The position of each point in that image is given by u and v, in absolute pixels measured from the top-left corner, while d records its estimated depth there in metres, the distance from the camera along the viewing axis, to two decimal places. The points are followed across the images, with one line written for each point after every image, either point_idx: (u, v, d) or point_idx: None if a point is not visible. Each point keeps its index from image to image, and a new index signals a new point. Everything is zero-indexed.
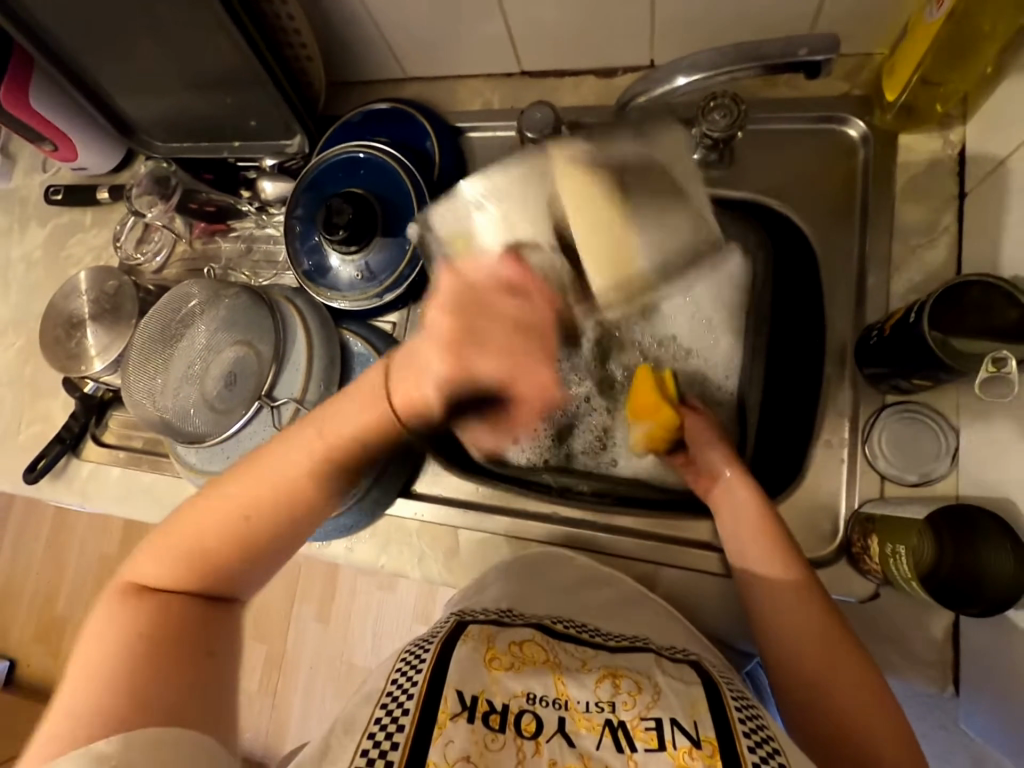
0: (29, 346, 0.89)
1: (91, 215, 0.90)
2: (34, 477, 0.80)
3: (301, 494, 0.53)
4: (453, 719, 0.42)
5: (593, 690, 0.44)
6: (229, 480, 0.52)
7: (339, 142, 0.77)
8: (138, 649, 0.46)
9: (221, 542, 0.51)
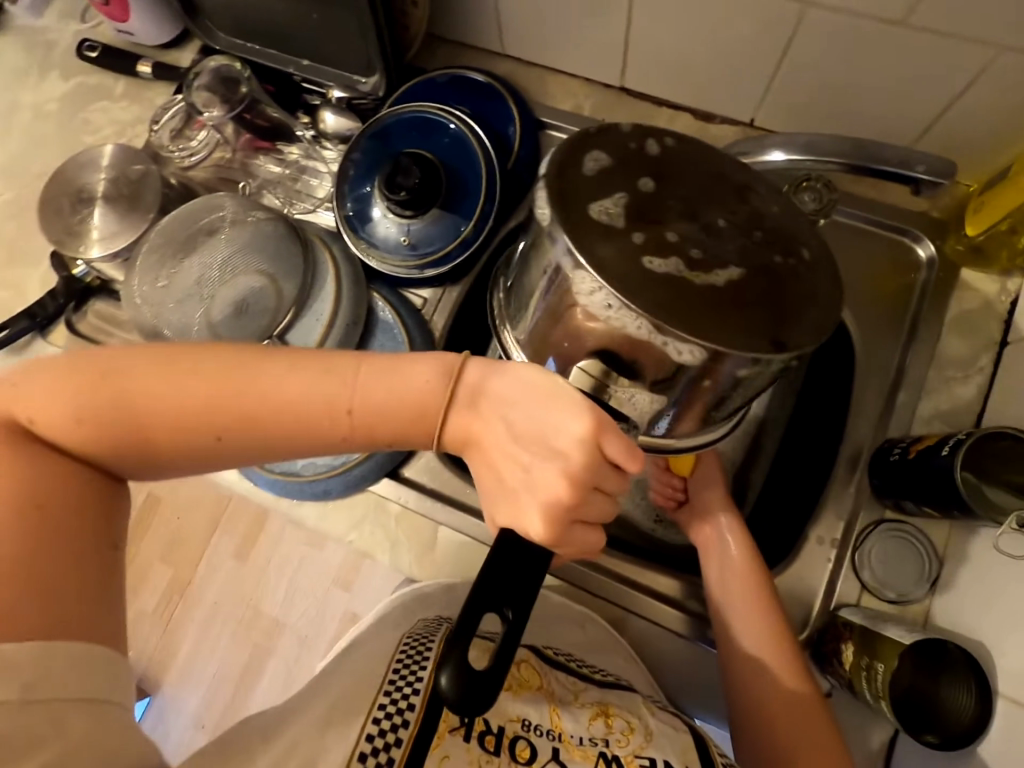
0: (18, 203, 0.80)
1: (123, 87, 0.82)
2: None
3: (283, 431, 0.48)
4: (452, 732, 0.44)
5: (587, 726, 0.47)
6: (207, 388, 0.47)
7: (418, 98, 0.73)
8: (22, 534, 0.43)
9: (151, 416, 0.47)
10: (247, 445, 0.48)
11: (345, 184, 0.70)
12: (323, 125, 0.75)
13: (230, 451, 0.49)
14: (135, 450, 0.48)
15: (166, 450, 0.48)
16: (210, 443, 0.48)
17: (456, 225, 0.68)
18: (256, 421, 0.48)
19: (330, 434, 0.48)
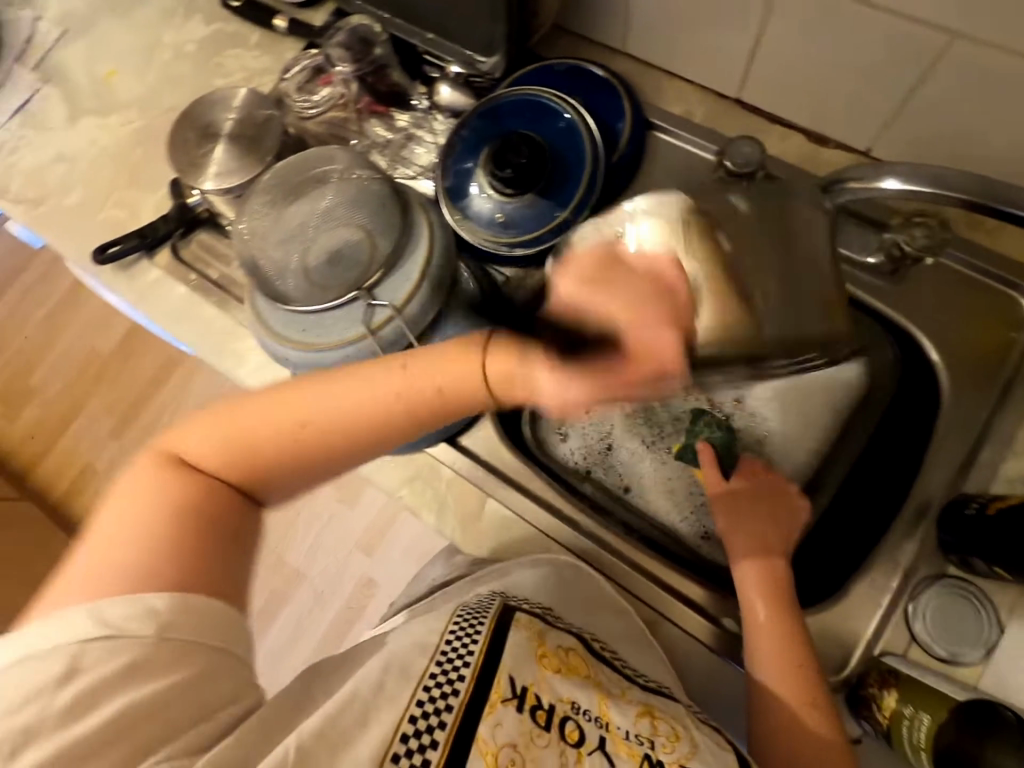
0: (148, 132, 0.86)
1: (257, 38, 0.87)
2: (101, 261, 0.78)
3: (371, 422, 0.51)
4: (505, 702, 0.45)
5: (633, 721, 0.47)
6: (308, 391, 0.51)
7: (532, 83, 0.75)
8: (166, 532, 0.46)
9: (271, 433, 0.50)
10: (340, 431, 0.51)
11: (450, 157, 0.72)
12: (438, 97, 0.77)
13: (336, 452, 0.51)
14: (255, 463, 0.51)
15: (276, 461, 0.51)
16: (312, 445, 0.51)
17: (552, 210, 0.69)
18: (349, 418, 0.51)
19: (420, 402, 0.51)
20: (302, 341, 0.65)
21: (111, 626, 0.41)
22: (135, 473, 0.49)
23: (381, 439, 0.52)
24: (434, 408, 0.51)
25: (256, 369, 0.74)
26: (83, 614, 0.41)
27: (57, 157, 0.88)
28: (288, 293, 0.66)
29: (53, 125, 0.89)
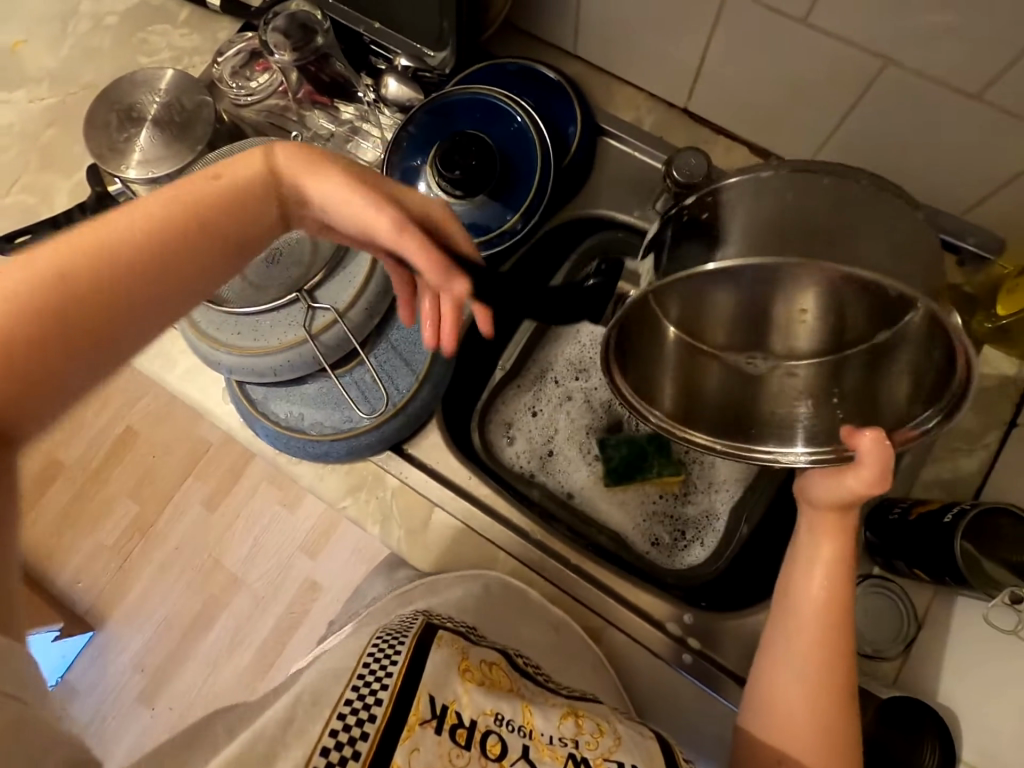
0: (61, 109, 0.79)
1: (187, 15, 0.82)
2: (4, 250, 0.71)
3: (159, 246, 0.40)
4: (422, 724, 0.42)
5: (556, 725, 0.46)
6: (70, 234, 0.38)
7: (482, 80, 0.73)
8: None
9: (32, 305, 0.36)
10: (127, 270, 0.39)
11: (397, 154, 0.70)
12: (385, 90, 0.75)
13: (136, 307, 0.39)
14: (19, 354, 0.35)
15: (58, 352, 0.37)
16: (89, 308, 0.37)
17: (504, 214, 0.68)
18: (133, 245, 0.39)
19: (193, 220, 0.42)
20: (234, 345, 0.62)
21: None
22: None
23: (159, 285, 0.40)
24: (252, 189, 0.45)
25: (185, 374, 0.70)
26: None
27: None
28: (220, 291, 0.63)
29: None
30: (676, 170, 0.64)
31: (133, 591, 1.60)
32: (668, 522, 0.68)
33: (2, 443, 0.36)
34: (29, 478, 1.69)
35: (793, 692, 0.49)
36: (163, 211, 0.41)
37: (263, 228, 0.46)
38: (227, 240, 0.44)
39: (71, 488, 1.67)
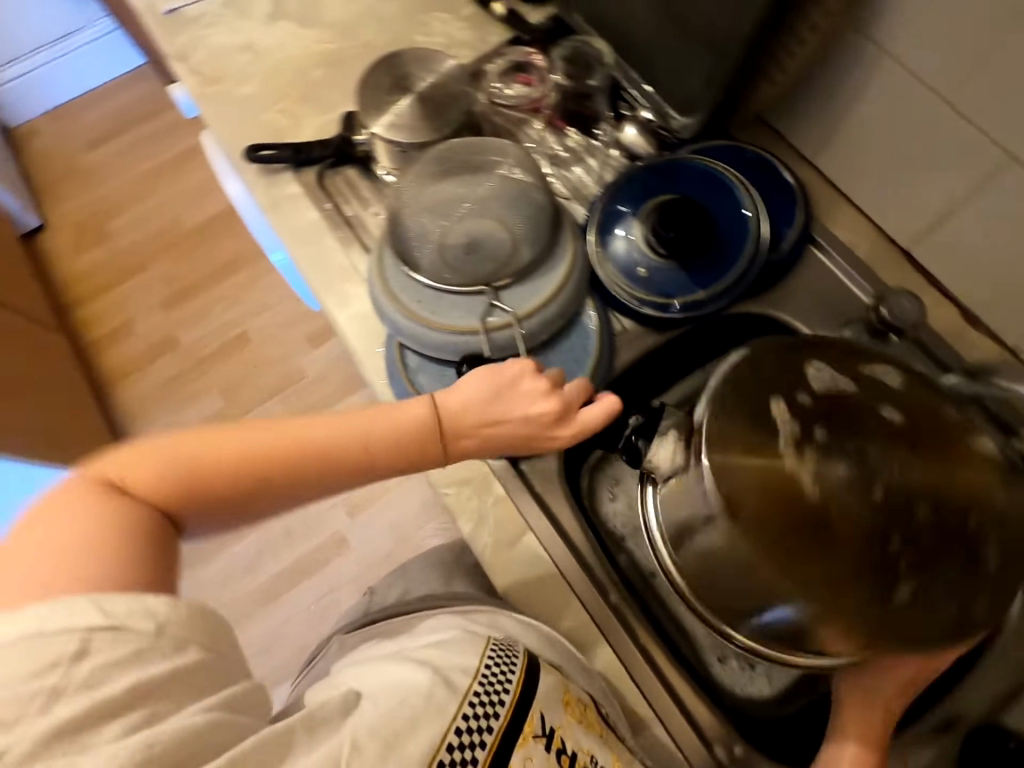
0: (336, 57, 0.88)
1: (470, 12, 0.89)
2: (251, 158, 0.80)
3: (258, 470, 0.52)
4: (535, 736, 0.49)
5: None
6: (204, 434, 0.51)
7: (716, 156, 0.75)
8: (102, 548, 0.44)
9: (195, 461, 0.50)
10: (279, 459, 0.52)
11: (614, 194, 0.73)
12: (621, 133, 0.78)
13: (279, 472, 0.52)
14: (197, 483, 0.50)
15: (227, 483, 0.51)
16: (228, 485, 0.51)
17: (693, 285, 0.69)
18: (255, 458, 0.52)
19: (274, 460, 0.52)
20: (411, 308, 0.66)
21: (116, 616, 0.40)
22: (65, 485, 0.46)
23: (309, 470, 0.53)
24: (372, 477, 0.56)
25: (351, 317, 0.74)
26: (88, 601, 0.39)
27: (244, 46, 0.90)
28: (419, 257, 0.67)
29: (252, 15, 0.91)
30: (887, 308, 0.62)
31: None
32: (743, 643, 0.65)
33: (177, 527, 0.51)
34: (148, 344, 1.85)
35: None
36: (264, 441, 0.52)
37: (382, 436, 0.56)
38: (321, 464, 0.54)
39: (176, 366, 1.81)
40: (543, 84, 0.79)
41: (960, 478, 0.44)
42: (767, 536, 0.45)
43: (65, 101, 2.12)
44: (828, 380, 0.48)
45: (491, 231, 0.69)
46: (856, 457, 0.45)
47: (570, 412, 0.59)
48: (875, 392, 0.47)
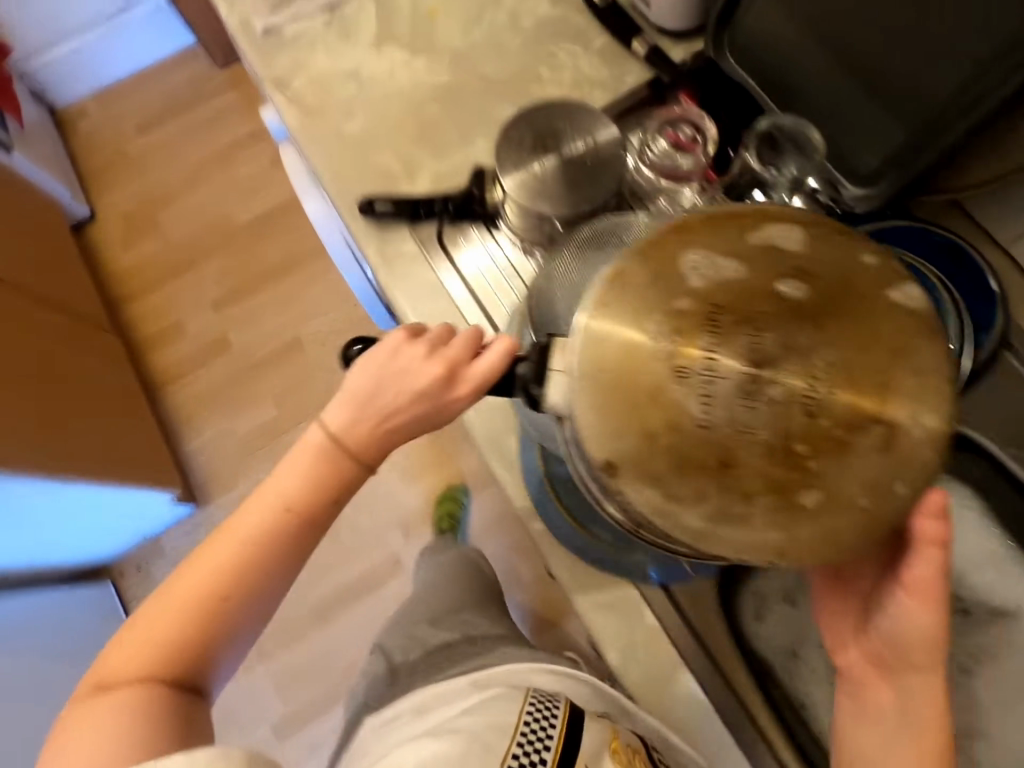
0: (452, 91, 0.79)
1: (602, 44, 0.80)
2: (366, 214, 0.74)
3: (206, 599, 0.55)
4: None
5: None
6: (177, 578, 0.56)
7: (900, 239, 0.66)
8: (133, 721, 0.53)
9: (180, 621, 0.55)
10: (230, 586, 0.55)
11: None
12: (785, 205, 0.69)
13: (251, 577, 0.56)
14: (171, 658, 0.55)
15: (193, 645, 0.55)
16: (210, 622, 0.55)
17: None
18: (229, 577, 0.55)
19: (223, 579, 0.55)
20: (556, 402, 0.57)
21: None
22: (71, 711, 0.54)
23: (267, 580, 0.56)
24: (305, 533, 0.57)
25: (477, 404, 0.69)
26: None
27: (350, 74, 0.81)
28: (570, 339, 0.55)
29: (358, 38, 0.83)
30: None
31: (243, 487, 1.68)
32: None
33: (200, 692, 0.57)
34: (199, 345, 1.80)
35: None
36: (205, 576, 0.55)
37: (320, 510, 0.56)
38: (265, 538, 0.56)
39: (228, 370, 1.77)
40: (702, 149, 0.71)
41: (862, 366, 0.39)
42: (672, 477, 0.39)
43: (113, 80, 2.02)
44: (708, 269, 0.42)
45: None
46: (752, 356, 0.39)
47: (457, 373, 0.53)
48: (773, 267, 0.41)
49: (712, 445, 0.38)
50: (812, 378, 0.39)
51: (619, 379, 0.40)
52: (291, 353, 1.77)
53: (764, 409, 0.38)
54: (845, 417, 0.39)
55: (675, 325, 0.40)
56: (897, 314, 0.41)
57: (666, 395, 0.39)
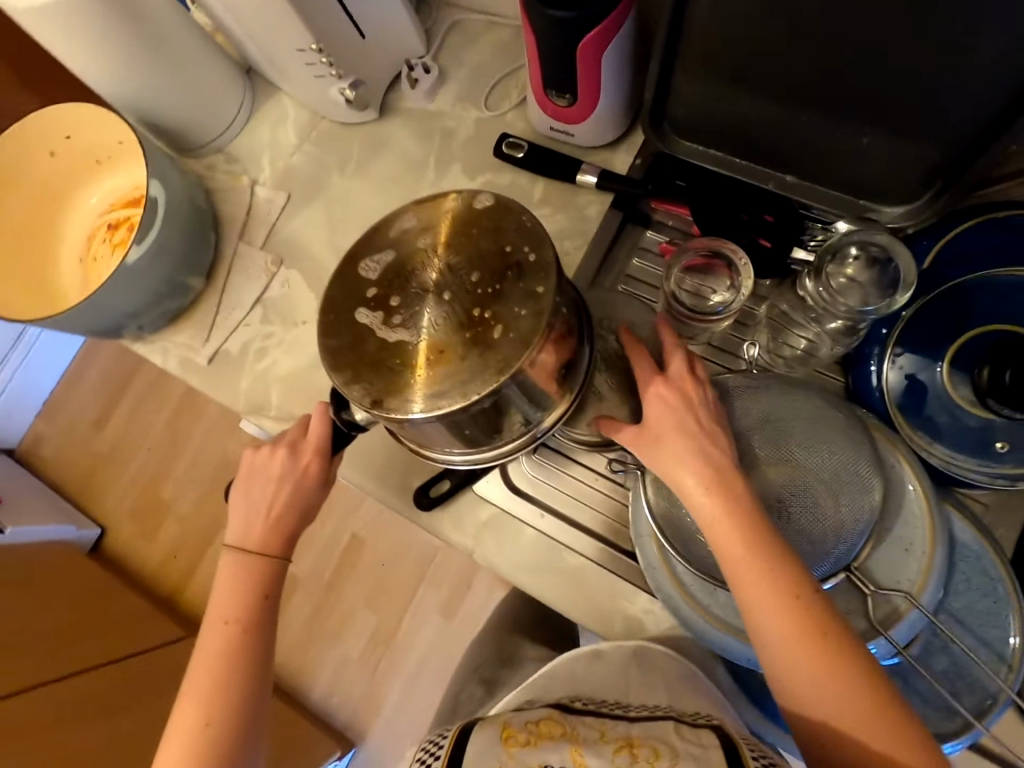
0: None
1: (542, 191, 0.72)
2: (426, 506, 0.67)
3: (204, 747, 0.54)
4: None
5: (610, 759, 0.51)
6: (169, 735, 0.55)
7: (980, 242, 0.58)
8: None
9: None
10: (235, 705, 0.55)
11: (895, 351, 0.58)
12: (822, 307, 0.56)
13: (226, 700, 0.55)
14: None
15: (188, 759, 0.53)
16: (209, 756, 0.54)
17: None
18: (200, 716, 0.55)
19: (213, 698, 0.55)
20: None
21: None
22: None
23: (230, 687, 0.56)
24: (251, 633, 0.57)
25: (660, 638, 0.63)
26: None
27: (319, 359, 0.74)
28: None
29: (304, 318, 0.76)
30: None
31: (386, 706, 1.59)
32: None
33: None
34: None
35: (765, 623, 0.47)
36: (189, 725, 0.54)
37: (257, 611, 0.58)
38: (251, 664, 0.57)
39: (310, 602, 1.68)
40: (735, 283, 0.60)
41: (486, 247, 0.47)
42: (445, 389, 0.44)
43: (51, 395, 1.87)
44: (377, 264, 0.49)
45: (805, 498, 0.51)
46: (433, 287, 0.47)
47: (299, 445, 0.59)
48: (412, 245, 0.49)
49: (427, 350, 0.45)
50: (536, 283, 0.46)
51: (378, 367, 0.46)
52: (357, 552, 1.68)
53: (448, 301, 0.46)
54: (490, 272, 0.47)
55: (379, 316, 0.47)
56: (475, 212, 0.49)
57: (373, 341, 0.47)
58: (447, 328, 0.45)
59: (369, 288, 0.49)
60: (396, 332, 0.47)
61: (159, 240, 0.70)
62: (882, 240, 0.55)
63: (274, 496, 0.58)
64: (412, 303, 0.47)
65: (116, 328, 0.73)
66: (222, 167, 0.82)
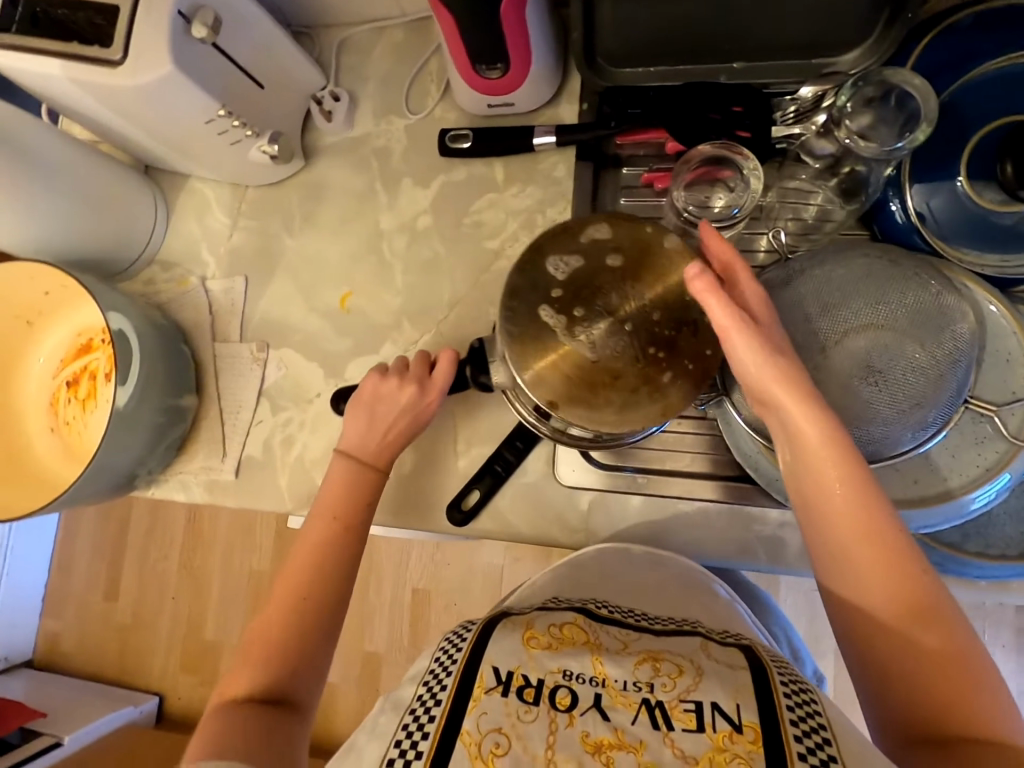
0: (446, 343, 0.69)
1: (503, 171, 0.69)
2: (461, 520, 0.64)
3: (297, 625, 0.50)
4: (489, 692, 0.40)
5: (631, 670, 0.42)
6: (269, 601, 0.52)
7: (944, 56, 0.58)
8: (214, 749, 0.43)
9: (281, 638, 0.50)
10: (328, 595, 0.52)
11: (912, 182, 0.58)
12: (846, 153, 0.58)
13: (324, 593, 0.52)
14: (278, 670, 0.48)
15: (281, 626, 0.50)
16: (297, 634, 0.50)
17: None
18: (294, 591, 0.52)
19: (312, 583, 0.52)
20: (928, 496, 0.52)
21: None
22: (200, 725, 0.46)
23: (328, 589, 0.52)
24: (353, 541, 0.55)
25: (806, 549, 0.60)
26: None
27: None
28: (896, 447, 0.51)
29: (317, 389, 0.71)
30: None
31: None
32: None
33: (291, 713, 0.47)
34: None
35: (845, 558, 0.44)
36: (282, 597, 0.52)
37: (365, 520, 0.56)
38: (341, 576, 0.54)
39: None
40: (744, 177, 0.59)
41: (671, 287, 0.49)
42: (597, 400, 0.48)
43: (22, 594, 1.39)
44: (567, 266, 0.50)
45: (906, 354, 0.50)
46: (620, 312, 0.49)
47: (423, 377, 0.60)
48: (601, 249, 0.50)
49: (600, 370, 0.48)
50: (708, 343, 0.49)
51: (529, 354, 0.49)
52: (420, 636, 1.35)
53: (630, 332, 0.48)
54: (672, 314, 0.49)
55: (562, 322, 0.49)
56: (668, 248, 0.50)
57: (555, 343, 0.49)
58: (635, 352, 0.48)
59: (556, 287, 0.50)
60: (580, 346, 0.48)
61: (144, 374, 0.64)
62: (896, 73, 0.54)
63: (397, 419, 0.59)
64: (600, 318, 0.49)
65: (123, 475, 0.66)
66: (161, 277, 0.76)
